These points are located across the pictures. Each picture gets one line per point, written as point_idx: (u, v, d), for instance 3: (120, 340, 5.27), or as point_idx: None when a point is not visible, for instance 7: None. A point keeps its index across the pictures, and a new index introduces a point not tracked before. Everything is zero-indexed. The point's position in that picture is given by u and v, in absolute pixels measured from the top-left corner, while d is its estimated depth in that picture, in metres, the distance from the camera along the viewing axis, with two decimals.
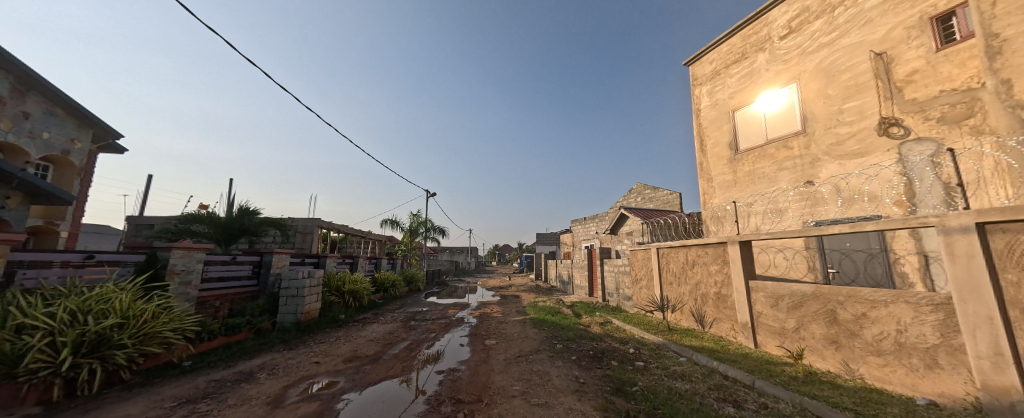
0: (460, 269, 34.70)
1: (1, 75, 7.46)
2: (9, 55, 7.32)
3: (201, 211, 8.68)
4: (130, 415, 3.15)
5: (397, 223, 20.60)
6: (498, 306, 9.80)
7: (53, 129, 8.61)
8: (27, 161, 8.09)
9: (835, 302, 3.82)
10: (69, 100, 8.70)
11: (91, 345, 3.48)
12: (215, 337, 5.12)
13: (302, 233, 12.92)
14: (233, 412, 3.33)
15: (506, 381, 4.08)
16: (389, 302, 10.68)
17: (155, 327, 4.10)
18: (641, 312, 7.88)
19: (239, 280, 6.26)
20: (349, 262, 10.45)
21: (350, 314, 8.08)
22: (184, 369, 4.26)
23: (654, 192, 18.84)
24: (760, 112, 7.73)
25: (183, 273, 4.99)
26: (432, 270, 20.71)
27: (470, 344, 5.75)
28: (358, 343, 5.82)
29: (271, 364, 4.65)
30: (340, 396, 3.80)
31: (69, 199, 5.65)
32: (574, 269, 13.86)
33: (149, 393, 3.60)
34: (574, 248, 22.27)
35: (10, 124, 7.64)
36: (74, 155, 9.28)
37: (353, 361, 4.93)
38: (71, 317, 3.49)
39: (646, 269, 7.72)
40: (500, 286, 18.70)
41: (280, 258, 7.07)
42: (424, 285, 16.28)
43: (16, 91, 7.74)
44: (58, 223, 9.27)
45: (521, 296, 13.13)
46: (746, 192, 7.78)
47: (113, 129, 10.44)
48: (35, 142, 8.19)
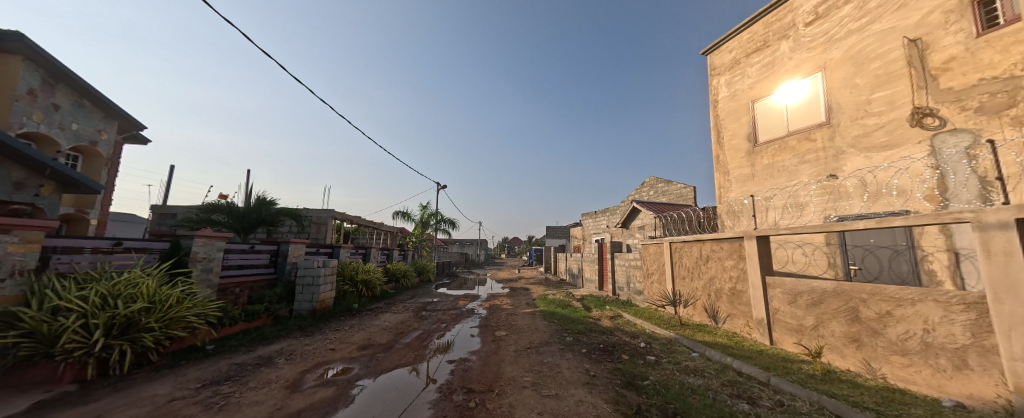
0: (471, 262, 35.06)
1: (33, 69, 7.76)
2: (40, 48, 7.60)
3: (219, 201, 8.92)
4: (158, 394, 3.30)
5: (408, 215, 20.83)
6: (508, 298, 9.83)
7: (81, 121, 8.94)
8: (58, 152, 8.42)
9: (857, 299, 3.70)
10: (96, 92, 9.02)
11: (120, 328, 3.66)
12: (236, 323, 5.29)
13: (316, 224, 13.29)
14: (255, 395, 3.47)
15: (518, 373, 4.12)
16: (400, 293, 10.84)
17: (179, 311, 4.25)
18: (653, 306, 7.81)
19: (258, 268, 6.42)
20: (363, 252, 10.63)
21: (363, 304, 8.24)
22: (207, 352, 4.43)
23: (667, 186, 18.57)
24: (781, 103, 7.47)
25: (205, 261, 5.18)
26: (441, 262, 20.90)
27: (481, 334, 5.78)
28: (371, 331, 5.93)
29: (289, 350, 4.80)
30: (355, 382, 3.92)
31: (97, 188, 5.96)
32: (584, 262, 13.87)
33: (175, 374, 3.76)
34: (583, 242, 22.16)
35: (42, 115, 7.95)
36: (101, 146, 9.65)
37: (367, 348, 5.04)
38: (104, 301, 3.65)
39: (658, 264, 7.62)
40: (511, 279, 18.76)
41: (296, 247, 7.23)
42: (435, 276, 16.49)
43: (46, 83, 8.03)
44: (88, 212, 9.68)
45: (531, 288, 13.15)
46: (764, 186, 7.58)
47: (136, 120, 10.79)
48: (65, 133, 8.52)
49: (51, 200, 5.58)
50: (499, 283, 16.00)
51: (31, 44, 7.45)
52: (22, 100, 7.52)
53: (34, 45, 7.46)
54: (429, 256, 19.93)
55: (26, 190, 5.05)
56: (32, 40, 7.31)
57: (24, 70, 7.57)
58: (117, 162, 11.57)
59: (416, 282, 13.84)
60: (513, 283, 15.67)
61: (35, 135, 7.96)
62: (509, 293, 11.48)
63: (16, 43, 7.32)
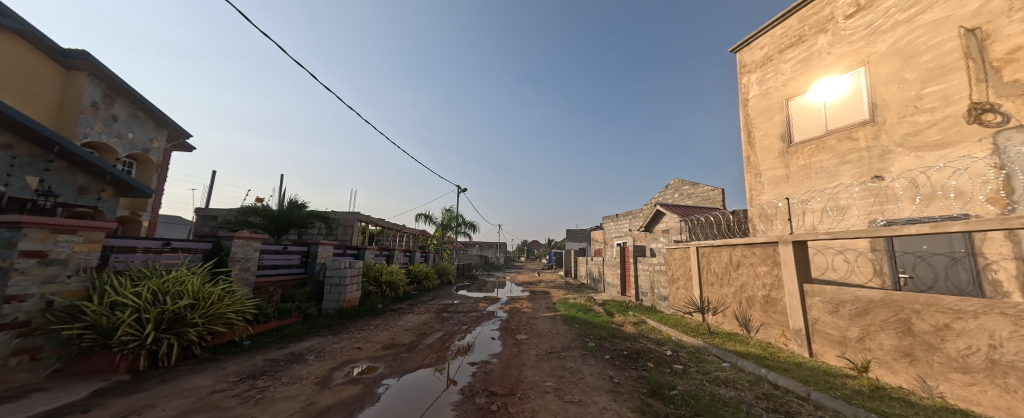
0: (491, 264, 35.21)
1: (96, 84, 8.52)
2: (102, 65, 8.34)
3: (255, 204, 9.42)
4: (201, 386, 3.51)
5: (430, 217, 21.14)
6: (528, 302, 9.79)
7: (136, 130, 9.70)
8: (116, 159, 9.18)
9: (909, 310, 3.42)
10: (149, 105, 9.79)
11: (168, 323, 3.93)
12: (270, 320, 5.55)
13: (344, 226, 13.82)
14: (288, 390, 3.63)
15: (539, 377, 4.08)
16: (422, 294, 11.04)
17: (220, 308, 4.51)
18: (678, 313, 7.54)
19: (290, 268, 6.70)
20: (386, 254, 10.90)
21: (386, 304, 8.45)
22: (244, 348, 4.66)
23: (693, 189, 18.01)
24: (818, 101, 7.09)
25: (243, 260, 5.48)
26: (461, 264, 21.09)
27: (502, 337, 5.75)
28: (395, 332, 6.04)
29: (319, 347, 4.98)
30: (381, 381, 4.02)
31: (150, 192, 6.47)
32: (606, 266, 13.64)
33: (216, 367, 3.99)
34: (604, 246, 21.79)
35: (103, 126, 8.69)
36: (153, 153, 10.43)
37: (391, 348, 5.15)
38: (154, 297, 3.92)
39: (684, 269, 7.37)
40: (530, 282, 18.71)
41: (324, 248, 7.51)
42: (455, 278, 16.67)
43: (107, 97, 8.79)
44: (140, 214, 10.45)
45: (551, 292, 13.05)
46: (800, 189, 7.20)
47: (183, 129, 11.63)
48: (122, 142, 9.27)
49: (110, 203, 6.11)
50: (519, 287, 15.94)
51: (95, 62, 8.20)
52: (87, 112, 8.25)
53: (97, 62, 8.20)
54: (449, 258, 20.18)
55: (88, 194, 5.70)
56: (96, 58, 8.05)
57: (89, 85, 8.32)
58: (166, 169, 12.49)
59: (437, 283, 14.05)
60: (533, 286, 15.62)
61: (97, 144, 8.72)
62: (528, 296, 11.42)
63: (82, 61, 8.06)
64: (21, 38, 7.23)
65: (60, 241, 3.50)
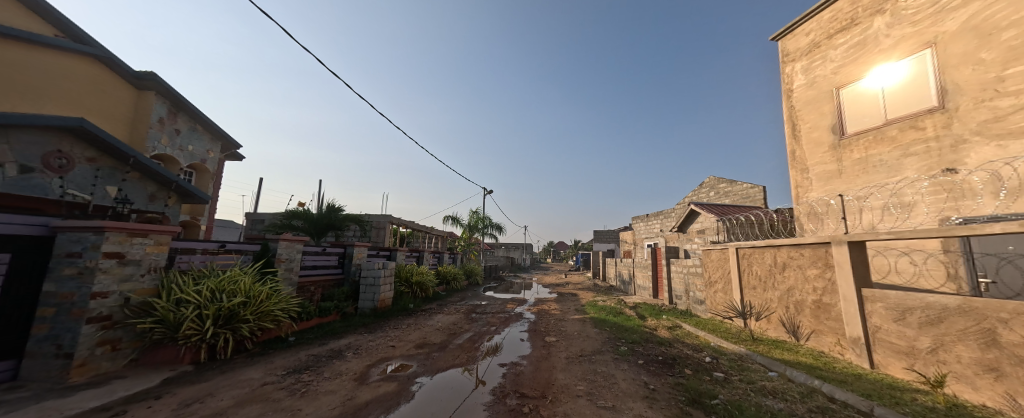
0: (517, 266, 35.26)
1: (163, 101, 9.46)
2: (167, 85, 9.25)
3: (297, 208, 10.04)
4: (253, 378, 3.79)
5: (457, 219, 21.54)
6: (556, 304, 9.70)
7: (195, 143, 10.67)
8: (179, 169, 10.12)
9: (993, 319, 3.04)
10: (206, 119, 10.73)
11: (224, 318, 4.27)
12: (312, 318, 5.88)
13: (376, 229, 14.40)
14: (329, 384, 3.83)
15: (570, 380, 4.03)
16: (451, 295, 11.26)
17: (269, 306, 4.84)
18: (717, 317, 7.16)
19: (328, 269, 7.08)
20: (416, 255, 11.23)
21: (418, 304, 8.69)
22: (289, 343, 4.97)
23: (730, 186, 17.10)
24: (874, 89, 6.49)
25: (287, 261, 5.87)
26: (488, 265, 21.31)
27: (531, 339, 5.73)
28: (426, 331, 6.20)
29: (356, 344, 5.21)
30: (414, 379, 4.13)
31: (207, 198, 7.08)
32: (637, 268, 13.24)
33: (265, 361, 4.28)
34: (634, 247, 21.17)
35: (168, 139, 9.62)
36: (209, 163, 11.42)
37: (423, 347, 5.29)
38: (213, 295, 4.28)
39: (723, 271, 7.00)
40: (558, 284, 18.54)
41: (359, 250, 7.86)
42: (483, 279, 16.86)
43: (171, 113, 9.74)
44: (199, 218, 11.45)
45: (579, 294, 12.86)
46: (855, 185, 6.63)
47: (235, 141, 12.65)
48: (184, 153, 10.22)
49: (175, 209, 6.75)
50: (546, 288, 15.85)
51: (161, 82, 9.11)
52: (155, 127, 9.18)
53: (163, 82, 9.10)
54: (476, 259, 20.46)
55: (157, 202, 6.30)
56: (162, 79, 8.93)
57: (156, 103, 9.25)
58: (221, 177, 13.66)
59: (465, 284, 14.28)
60: (560, 288, 15.47)
61: (163, 155, 9.65)
62: (556, 298, 11.31)
63: (151, 81, 8.98)
64: (103, 64, 8.17)
65: (136, 243, 3.90)
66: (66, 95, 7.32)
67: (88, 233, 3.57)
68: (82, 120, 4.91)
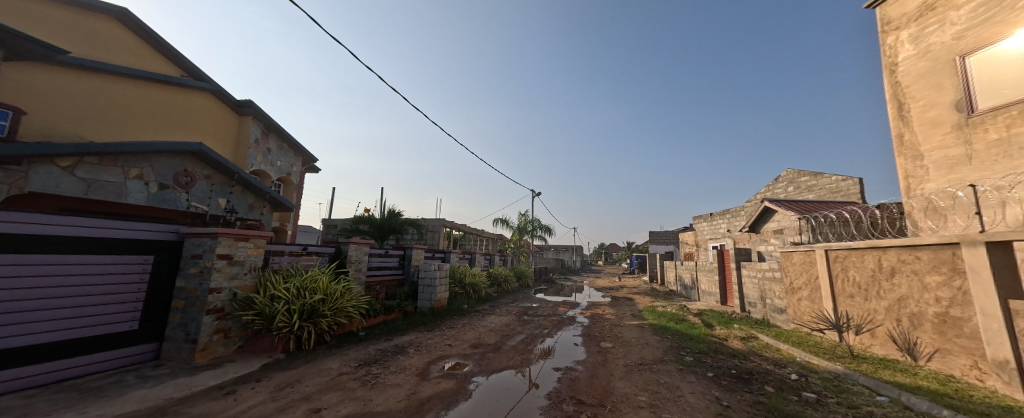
0: (567, 268, 34.70)
1: (258, 124, 11.03)
2: (261, 110, 10.77)
3: (363, 214, 11.03)
4: (331, 368, 4.21)
5: (507, 222, 21.90)
6: (610, 308, 9.34)
7: (282, 159, 12.29)
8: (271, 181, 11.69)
9: None
10: (290, 137, 12.30)
11: (307, 313, 4.82)
12: (378, 315, 6.39)
13: (432, 232, 15.27)
14: (395, 378, 4.10)
15: (630, 390, 3.83)
16: (502, 296, 11.46)
17: (343, 303, 5.35)
18: (802, 329, 6.29)
19: (391, 270, 7.65)
20: (469, 257, 11.65)
21: (471, 304, 8.99)
22: (360, 338, 5.44)
23: (816, 180, 14.96)
24: (1018, 53, 5.23)
25: (356, 262, 6.45)
26: (537, 268, 21.33)
27: (585, 344, 5.57)
28: (480, 332, 6.36)
29: (417, 341, 5.53)
30: (471, 378, 4.24)
31: (291, 206, 8.11)
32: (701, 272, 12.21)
33: (341, 353, 4.74)
34: (696, 249, 19.54)
35: (262, 157, 11.17)
36: (293, 175, 13.04)
37: (478, 347, 5.43)
38: (298, 292, 4.86)
39: (808, 277, 6.16)
40: (611, 287, 17.87)
41: (417, 252, 8.37)
42: (533, 282, 16.91)
43: (264, 134, 11.32)
44: (286, 224, 13.15)
45: (635, 298, 12.24)
46: (991, 172, 5.40)
47: (313, 156, 14.30)
48: (274, 168, 11.80)
49: (267, 216, 7.84)
50: (598, 292, 15.36)
51: (257, 108, 10.63)
52: (252, 147, 10.71)
53: (257, 108, 10.61)
54: (526, 261, 20.59)
55: (255, 210, 7.40)
56: (256, 105, 10.44)
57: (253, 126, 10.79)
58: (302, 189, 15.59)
59: (515, 286, 14.44)
60: (614, 292, 14.88)
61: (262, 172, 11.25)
62: (610, 302, 10.90)
63: (249, 108, 10.52)
64: (216, 97, 9.70)
65: (241, 246, 4.56)
66: (189, 124, 8.92)
67: (208, 237, 4.27)
68: (200, 145, 5.98)
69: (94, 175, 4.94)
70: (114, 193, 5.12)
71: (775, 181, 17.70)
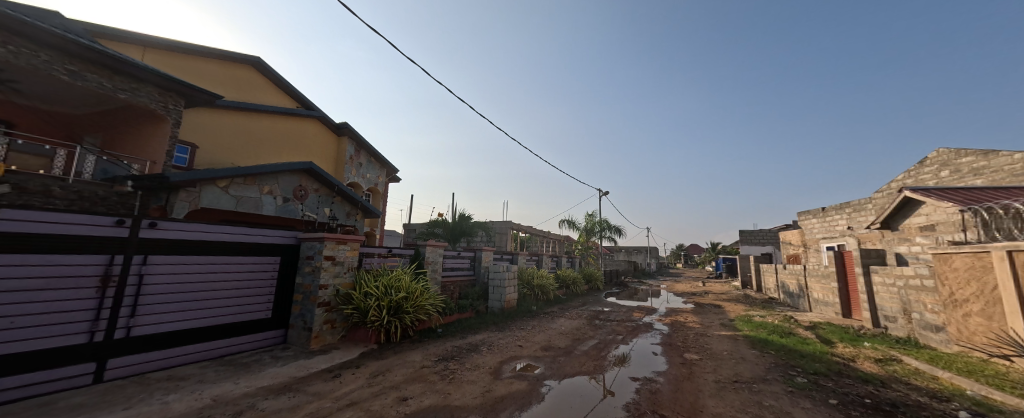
0: (641, 271, 32.47)
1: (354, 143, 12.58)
2: (354, 130, 12.32)
3: (438, 219, 11.94)
4: (415, 360, 4.59)
5: (574, 223, 21.47)
6: (694, 316, 8.47)
7: (370, 171, 13.90)
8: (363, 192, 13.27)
9: None
10: (376, 152, 13.85)
11: (393, 309, 5.35)
12: (453, 313, 6.80)
13: (500, 235, 15.80)
14: (471, 375, 4.28)
15: (725, 410, 3.38)
16: (571, 299, 11.27)
17: (422, 301, 5.81)
18: (970, 354, 4.86)
19: (463, 271, 8.10)
20: (536, 259, 11.75)
21: (540, 306, 9.02)
22: (438, 334, 5.84)
23: (993, 160, 11.32)
24: None
25: (433, 263, 6.96)
26: (607, 270, 20.46)
27: (667, 354, 5.11)
28: (550, 334, 6.31)
29: (489, 341, 5.72)
30: (543, 381, 4.21)
31: (378, 213, 9.14)
32: (811, 278, 10.32)
33: (422, 347, 5.14)
34: (803, 250, 16.50)
35: (356, 171, 12.73)
36: (380, 186, 14.62)
37: (549, 350, 5.39)
38: (385, 289, 5.42)
39: (981, 284, 4.86)
40: (693, 293, 16.21)
41: (486, 254, 8.73)
42: (603, 285, 16.27)
43: (357, 151, 12.91)
44: (376, 229, 14.85)
45: (724, 306, 10.89)
46: None
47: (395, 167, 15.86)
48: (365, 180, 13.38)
49: (360, 222, 8.95)
50: (679, 297, 14.06)
51: (351, 128, 12.18)
52: (349, 163, 12.25)
53: (351, 128, 12.14)
54: (595, 263, 19.91)
55: (351, 217, 8.50)
56: (351, 126, 11.98)
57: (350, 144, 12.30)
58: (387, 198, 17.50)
59: (585, 289, 14.07)
60: (697, 298, 13.46)
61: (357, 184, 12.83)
62: (694, 309, 9.88)
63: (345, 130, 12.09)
64: (321, 122, 11.36)
65: (341, 249, 5.23)
66: (300, 146, 10.65)
67: (317, 241, 5.01)
68: (310, 163, 7.09)
69: (242, 191, 6.18)
70: (255, 206, 6.36)
71: (923, 164, 13.92)
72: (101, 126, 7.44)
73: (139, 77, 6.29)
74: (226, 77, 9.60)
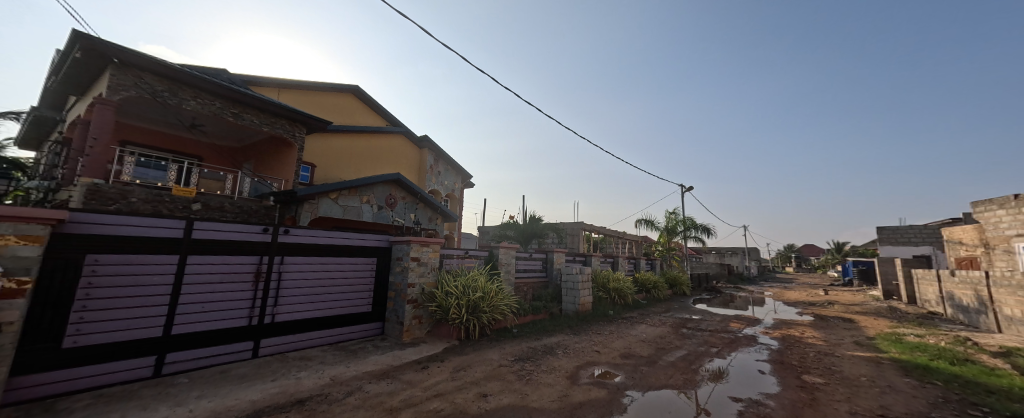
0: (737, 275, 28.40)
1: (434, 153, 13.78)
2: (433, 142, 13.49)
3: (510, 222, 12.34)
4: (492, 358, 4.74)
5: (652, 223, 19.96)
6: (814, 330, 7.08)
7: (448, 179, 15.04)
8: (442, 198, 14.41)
9: None
10: (452, 160, 14.93)
11: (471, 308, 5.65)
12: (528, 314, 6.89)
13: (571, 236, 15.60)
14: (547, 378, 4.24)
15: None
16: (652, 304, 10.50)
17: (497, 301, 6.01)
18: None
19: (536, 272, 8.19)
20: (611, 261, 11.29)
21: (617, 310, 8.61)
22: (513, 334, 5.97)
23: None
24: None
25: (506, 265, 7.18)
26: (695, 274, 18.47)
27: (777, 374, 4.35)
28: (630, 341, 5.95)
29: (564, 344, 5.63)
30: (625, 391, 3.95)
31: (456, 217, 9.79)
32: (997, 289, 7.75)
33: (499, 346, 5.30)
34: (982, 252, 12.42)
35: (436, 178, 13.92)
36: (457, 191, 15.68)
37: (629, 358, 5.06)
38: (463, 289, 5.76)
39: None
40: (811, 302, 13.56)
41: (558, 256, 8.68)
42: (690, 290, 14.74)
43: (437, 160, 14.10)
44: (454, 232, 15.99)
45: (857, 320, 8.87)
46: None
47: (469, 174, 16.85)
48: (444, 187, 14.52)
49: (441, 226, 9.71)
50: (791, 307, 11.92)
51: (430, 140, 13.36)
52: (430, 171, 13.47)
53: (431, 140, 13.33)
54: (679, 266, 18.15)
55: (432, 222, 9.28)
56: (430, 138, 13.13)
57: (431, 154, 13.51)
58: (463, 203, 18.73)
59: (669, 294, 12.94)
60: (815, 309, 11.24)
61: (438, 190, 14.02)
62: (812, 322, 8.27)
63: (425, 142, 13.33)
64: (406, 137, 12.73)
65: (425, 250, 5.70)
66: (388, 160, 11.99)
67: (405, 244, 5.57)
68: (397, 174, 7.94)
69: (347, 202, 7.24)
70: (357, 214, 7.38)
71: None
72: (248, 153, 9.47)
73: (275, 113, 7.84)
74: (333, 105, 11.41)
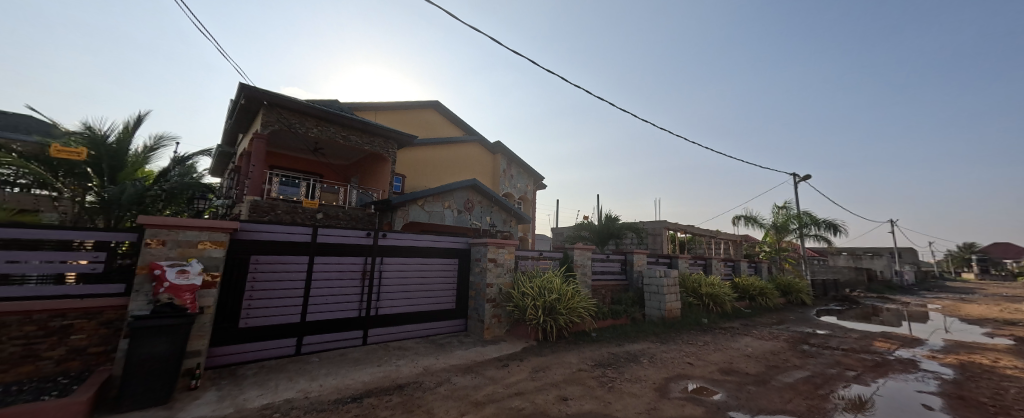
0: (881, 282, 22.45)
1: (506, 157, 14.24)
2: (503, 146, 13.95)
3: (583, 222, 12.05)
4: (571, 362, 4.65)
5: (753, 220, 17.22)
6: (1019, 360, 5.19)
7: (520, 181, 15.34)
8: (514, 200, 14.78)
9: None
10: (523, 162, 15.20)
11: (548, 309, 5.65)
12: (607, 318, 6.60)
13: (653, 236, 14.46)
14: (632, 387, 3.97)
15: None
16: (759, 314, 9.04)
17: (574, 303, 5.89)
18: None
19: (615, 274, 7.82)
20: (702, 263, 10.14)
21: (712, 319, 7.67)
22: (592, 338, 5.77)
23: None
24: None
25: (582, 267, 7.00)
26: (817, 280, 15.25)
27: (957, 413, 3.30)
28: (732, 355, 5.21)
29: (650, 352, 5.22)
30: (727, 411, 3.46)
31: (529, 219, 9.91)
32: None
33: (577, 349, 5.19)
34: None
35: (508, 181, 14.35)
36: (528, 193, 15.88)
37: (731, 375, 4.43)
38: (539, 290, 5.80)
39: None
40: (1011, 321, 9.95)
41: (639, 257, 8.14)
42: (812, 299, 12.23)
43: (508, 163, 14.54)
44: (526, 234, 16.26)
45: None
46: None
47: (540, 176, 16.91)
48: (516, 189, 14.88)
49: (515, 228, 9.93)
50: (975, 327, 8.94)
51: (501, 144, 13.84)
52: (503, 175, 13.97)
53: (501, 145, 13.81)
54: (794, 270, 15.21)
55: (507, 223, 9.56)
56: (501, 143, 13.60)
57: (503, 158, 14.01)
58: None
59: (782, 303, 10.97)
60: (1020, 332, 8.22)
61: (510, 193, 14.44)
62: (1015, 348, 6.08)
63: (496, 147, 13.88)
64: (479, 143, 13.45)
65: (500, 252, 5.90)
66: (463, 167, 12.82)
67: (482, 246, 5.86)
68: (473, 180, 8.41)
69: (432, 208, 7.93)
70: (440, 218, 8.05)
71: None
72: (354, 168, 11.09)
73: (371, 132, 9.01)
74: (416, 120, 12.73)
